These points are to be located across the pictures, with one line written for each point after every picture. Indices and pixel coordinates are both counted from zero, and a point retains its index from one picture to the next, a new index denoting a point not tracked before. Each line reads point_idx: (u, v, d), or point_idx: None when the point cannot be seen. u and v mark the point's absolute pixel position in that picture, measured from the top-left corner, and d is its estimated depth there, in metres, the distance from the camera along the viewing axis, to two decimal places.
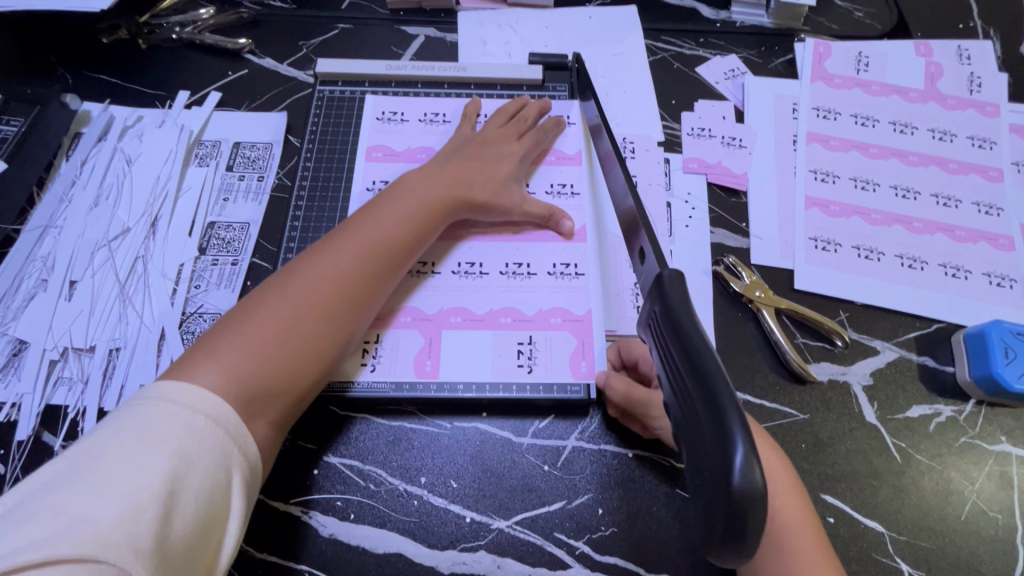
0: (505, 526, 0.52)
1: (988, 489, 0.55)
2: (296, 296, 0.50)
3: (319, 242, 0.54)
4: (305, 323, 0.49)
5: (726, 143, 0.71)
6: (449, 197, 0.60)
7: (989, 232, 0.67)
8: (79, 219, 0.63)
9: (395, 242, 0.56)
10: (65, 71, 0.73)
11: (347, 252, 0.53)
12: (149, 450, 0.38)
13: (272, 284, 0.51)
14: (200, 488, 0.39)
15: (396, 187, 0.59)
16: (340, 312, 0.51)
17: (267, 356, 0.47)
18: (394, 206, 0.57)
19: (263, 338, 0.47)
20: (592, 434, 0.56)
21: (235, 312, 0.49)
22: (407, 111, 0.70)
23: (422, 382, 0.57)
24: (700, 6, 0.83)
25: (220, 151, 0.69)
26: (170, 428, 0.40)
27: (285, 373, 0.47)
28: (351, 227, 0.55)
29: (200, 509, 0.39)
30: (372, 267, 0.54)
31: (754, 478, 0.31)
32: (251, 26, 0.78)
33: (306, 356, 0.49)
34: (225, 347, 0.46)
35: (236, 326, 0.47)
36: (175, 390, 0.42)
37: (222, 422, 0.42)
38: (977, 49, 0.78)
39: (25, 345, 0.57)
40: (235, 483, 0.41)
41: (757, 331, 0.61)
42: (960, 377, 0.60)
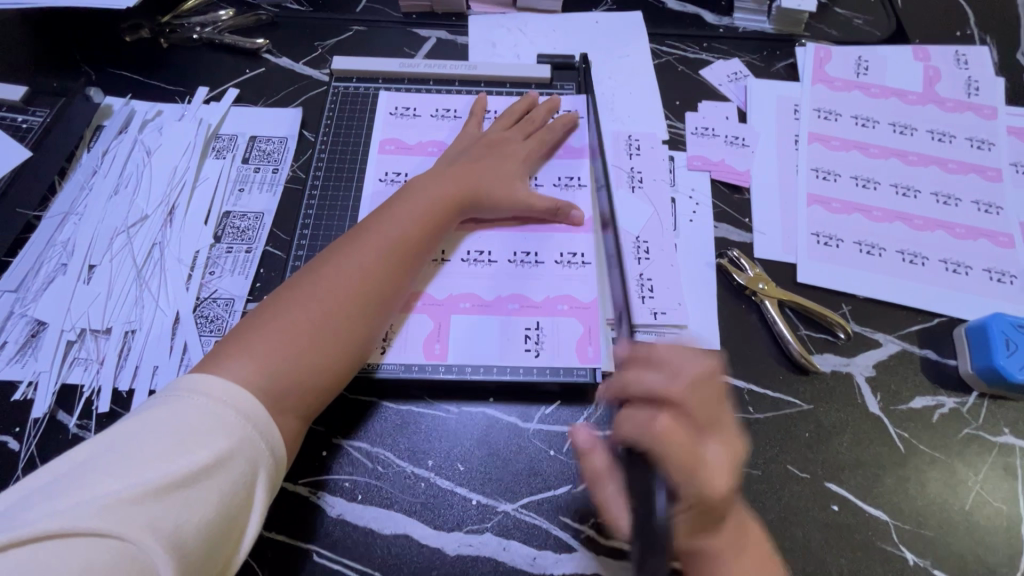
0: (511, 509, 0.53)
1: (992, 480, 0.56)
2: (323, 293, 0.51)
3: (338, 243, 0.56)
4: (330, 321, 0.50)
5: (729, 142, 0.73)
6: (458, 194, 0.61)
7: (988, 229, 0.68)
8: (100, 206, 0.65)
9: (412, 241, 0.57)
10: (89, 67, 0.76)
11: (369, 251, 0.55)
12: (180, 438, 0.40)
13: (297, 282, 0.53)
14: (225, 479, 0.40)
15: (408, 188, 0.61)
16: (365, 309, 0.53)
17: (297, 350, 0.48)
18: (409, 206, 0.59)
19: (294, 332, 0.49)
20: (597, 421, 0.57)
21: (262, 308, 0.51)
22: (419, 109, 0.72)
23: (428, 363, 0.57)
24: (703, 12, 0.85)
25: (236, 144, 0.71)
26: (201, 418, 0.41)
27: (315, 366, 0.49)
28: (370, 227, 0.57)
29: (223, 499, 0.39)
30: (394, 265, 0.55)
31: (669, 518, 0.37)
32: (269, 27, 0.81)
33: (334, 351, 0.50)
34: (257, 341, 0.48)
35: (265, 322, 0.49)
36: (205, 383, 0.43)
37: (250, 416, 0.43)
38: (974, 54, 0.80)
39: (43, 326, 0.59)
40: (259, 478, 0.42)
41: (762, 321, 0.62)
42: (962, 370, 0.60)
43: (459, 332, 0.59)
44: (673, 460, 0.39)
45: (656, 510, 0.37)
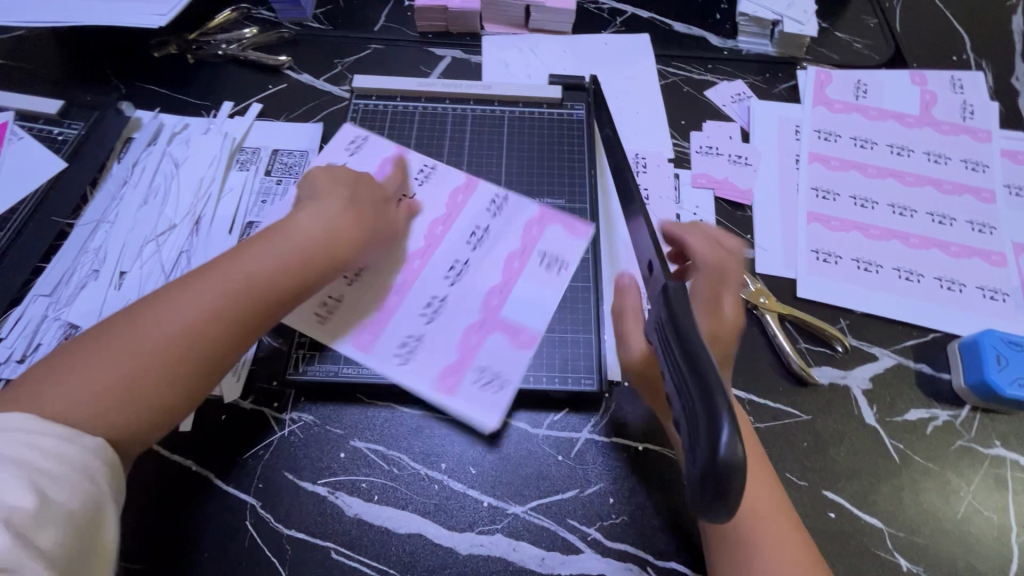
0: (520, 511, 0.55)
1: (983, 491, 0.58)
2: (140, 344, 0.44)
3: (185, 276, 0.49)
4: (149, 374, 0.44)
5: (732, 161, 0.76)
6: (345, 235, 0.54)
7: (982, 248, 0.70)
8: (130, 215, 0.68)
9: (275, 284, 0.50)
10: (119, 82, 0.79)
11: (211, 295, 0.47)
12: (3, 471, 0.37)
13: (113, 327, 0.45)
14: (72, 502, 0.38)
15: (285, 223, 0.53)
16: (199, 365, 0.46)
17: (95, 409, 0.42)
18: (277, 244, 0.51)
19: (83, 389, 0.42)
20: (604, 427, 0.59)
21: (59, 356, 0.44)
22: (370, 135, 0.72)
23: (445, 399, 0.57)
24: (708, 35, 0.88)
25: (259, 157, 0.74)
26: (20, 449, 0.38)
27: (117, 429, 0.43)
28: (221, 264, 0.49)
29: (74, 522, 0.38)
30: (243, 314, 0.48)
31: (739, 452, 0.31)
32: (291, 44, 0.84)
33: (150, 409, 0.44)
34: (46, 398, 0.41)
35: (60, 375, 0.43)
36: None
37: (71, 442, 0.40)
38: (969, 79, 0.83)
39: (75, 329, 0.61)
40: (102, 493, 0.41)
41: (763, 335, 0.65)
42: (955, 384, 0.62)
43: (478, 368, 0.58)
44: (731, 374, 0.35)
45: (721, 443, 0.31)
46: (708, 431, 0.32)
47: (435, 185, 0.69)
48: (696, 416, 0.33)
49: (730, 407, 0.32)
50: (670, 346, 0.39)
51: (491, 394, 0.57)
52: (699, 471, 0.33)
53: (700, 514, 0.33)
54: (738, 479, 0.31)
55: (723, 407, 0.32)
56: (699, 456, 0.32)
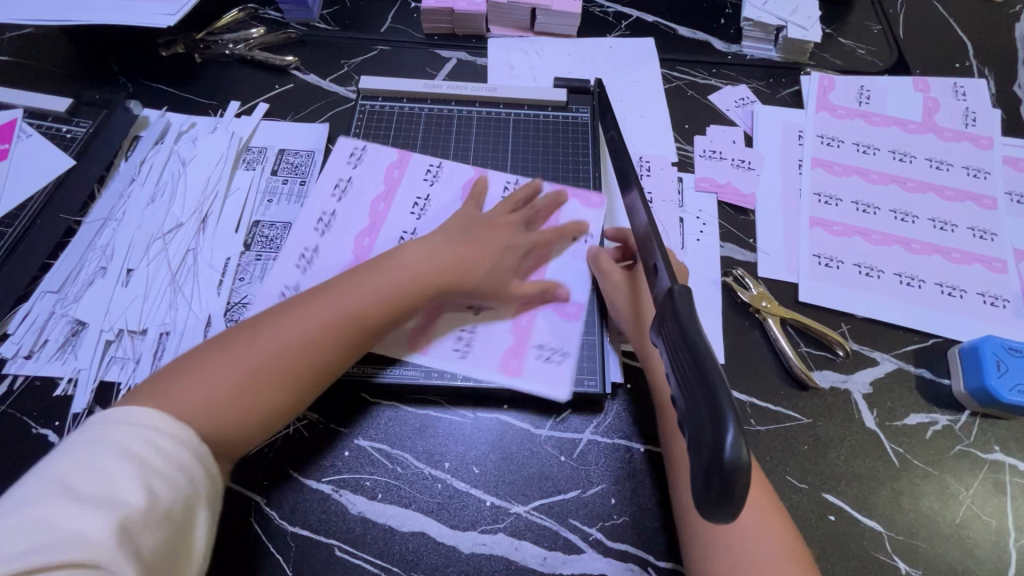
0: (523, 511, 0.55)
1: (982, 495, 0.58)
2: (253, 354, 0.50)
3: (300, 298, 0.55)
4: (259, 381, 0.49)
5: (735, 165, 0.76)
6: (443, 270, 0.58)
7: (983, 255, 0.71)
8: (137, 213, 0.69)
9: (377, 311, 0.55)
10: (127, 80, 0.80)
11: (321, 316, 0.53)
12: (127, 467, 0.40)
13: (238, 337, 0.51)
14: (172, 505, 0.41)
15: (392, 254, 0.59)
16: (299, 379, 0.51)
17: (210, 409, 0.47)
18: (384, 274, 0.57)
19: (205, 390, 0.47)
20: (606, 428, 0.60)
21: (193, 355, 0.50)
22: (368, 144, 0.73)
23: (511, 379, 0.58)
24: (713, 40, 0.89)
25: (266, 156, 0.74)
26: (139, 448, 0.42)
27: (222, 431, 0.47)
28: (335, 290, 0.55)
29: (171, 524, 0.41)
30: (343, 338, 0.53)
31: (743, 454, 0.31)
32: (298, 45, 0.85)
33: (252, 415, 0.48)
34: (173, 391, 0.47)
35: (191, 371, 0.48)
36: (118, 417, 0.43)
37: (186, 446, 0.44)
38: (972, 87, 0.83)
39: (82, 326, 0.62)
40: (199, 499, 0.43)
41: (764, 338, 0.65)
42: (955, 389, 0.63)
43: (534, 346, 0.60)
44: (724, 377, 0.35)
45: (725, 444, 0.31)
46: (714, 431, 0.32)
47: (445, 183, 0.71)
48: (701, 418, 0.34)
49: (734, 409, 0.33)
50: (675, 349, 0.39)
51: (553, 367, 0.59)
52: (702, 470, 0.33)
53: (704, 514, 0.33)
54: (743, 481, 0.31)
55: (728, 410, 0.32)
56: (704, 455, 0.33)
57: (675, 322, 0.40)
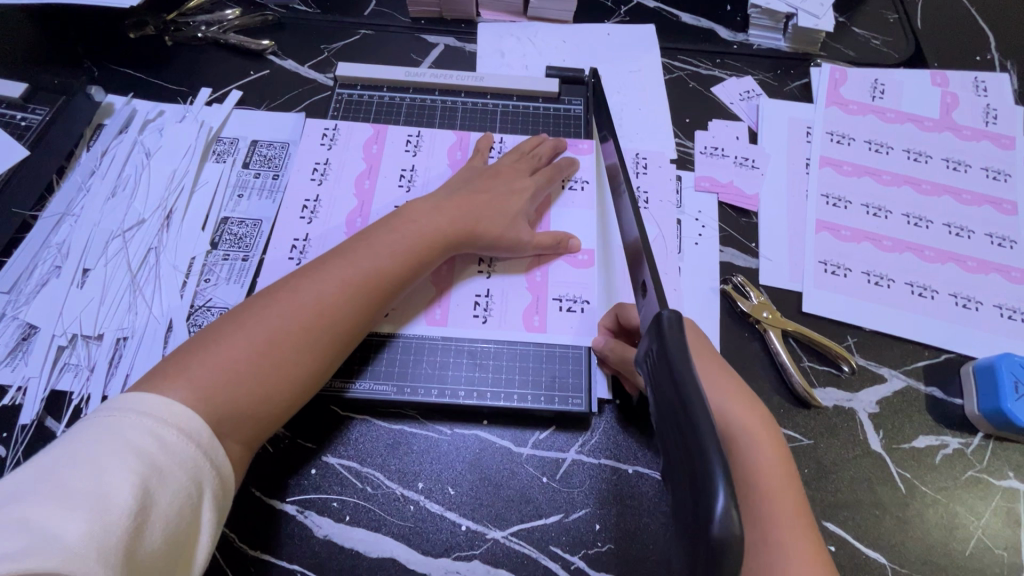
0: (500, 537, 0.52)
1: (994, 526, 0.54)
2: (275, 321, 0.48)
3: (309, 266, 0.53)
4: (282, 349, 0.47)
5: (738, 163, 0.71)
6: (451, 229, 0.58)
7: (1001, 264, 0.66)
8: (96, 207, 0.64)
9: (390, 273, 0.54)
10: (92, 64, 0.75)
11: (339, 279, 0.51)
12: (123, 462, 0.37)
13: (255, 306, 0.49)
14: (169, 506, 0.38)
15: (396, 217, 0.57)
16: (323, 344, 0.49)
17: (241, 376, 0.45)
18: (395, 237, 0.55)
19: (232, 360, 0.45)
20: (593, 448, 0.56)
21: (210, 330, 0.48)
22: (338, 123, 0.69)
23: (536, 335, 0.59)
24: (718, 27, 0.83)
25: (237, 148, 0.70)
26: (138, 443, 0.38)
27: (254, 398, 0.45)
28: (346, 254, 0.54)
29: (168, 529, 0.37)
30: (361, 300, 0.52)
31: (735, 526, 0.28)
32: (275, 28, 0.80)
33: (282, 383, 0.47)
34: (196, 365, 0.44)
35: (211, 345, 0.46)
36: (133, 402, 0.40)
37: (195, 438, 0.41)
38: (994, 81, 0.78)
39: (34, 330, 0.58)
40: (204, 500, 0.40)
41: (764, 352, 0.61)
42: (968, 409, 0.59)
43: (555, 299, 0.61)
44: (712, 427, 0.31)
45: (714, 512, 0.28)
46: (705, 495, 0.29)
47: (429, 151, 0.68)
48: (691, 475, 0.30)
49: (726, 471, 0.29)
50: (661, 382, 0.36)
51: (579, 316, 0.60)
52: (694, 532, 0.29)
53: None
54: (734, 554, 0.27)
55: (718, 467, 0.29)
56: (694, 522, 0.29)
57: (662, 355, 0.37)
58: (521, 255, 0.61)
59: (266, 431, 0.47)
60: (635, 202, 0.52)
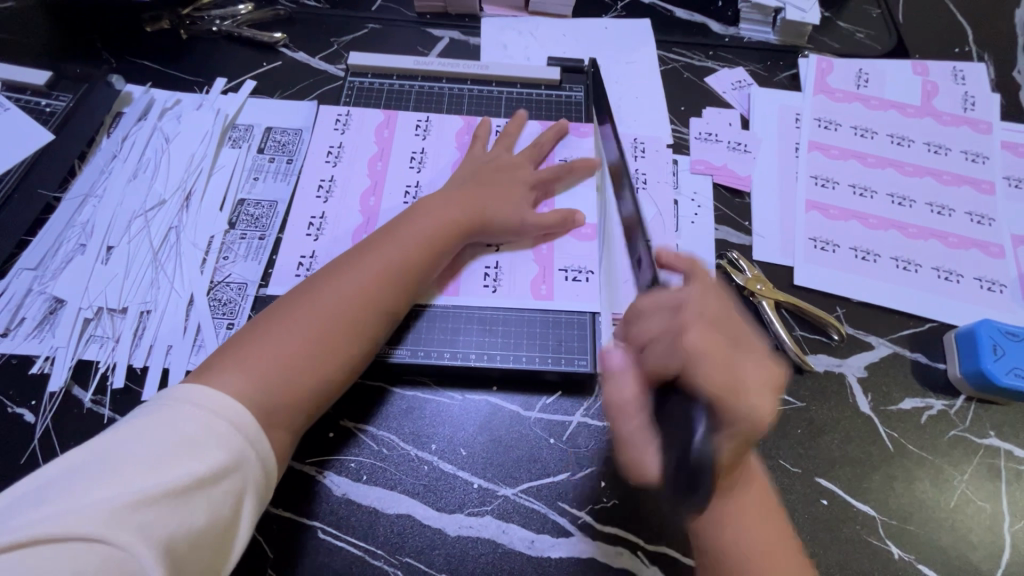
0: (511, 494, 0.54)
1: (976, 480, 0.57)
2: (317, 315, 0.51)
3: (342, 261, 0.56)
4: (325, 342, 0.50)
5: (731, 148, 0.75)
6: (466, 218, 0.61)
7: (981, 240, 0.70)
8: (118, 189, 0.67)
9: (416, 265, 0.57)
10: (110, 55, 0.78)
11: (371, 273, 0.54)
12: (171, 447, 0.40)
13: (297, 300, 0.52)
14: (216, 492, 0.40)
15: (417, 209, 0.60)
16: (361, 335, 0.52)
17: (289, 369, 0.48)
18: (418, 229, 0.58)
19: (279, 353, 0.48)
20: (597, 411, 0.58)
21: (254, 325, 0.50)
22: (350, 110, 0.72)
23: (543, 302, 0.62)
24: (710, 21, 0.87)
25: (252, 134, 0.73)
26: (186, 429, 0.41)
27: (300, 386, 0.48)
28: (375, 247, 0.56)
29: (210, 511, 0.40)
30: (392, 293, 0.55)
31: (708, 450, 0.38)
32: (287, 22, 0.83)
33: (325, 372, 0.50)
34: (247, 358, 0.47)
35: (258, 337, 0.49)
36: (188, 391, 0.43)
37: (242, 427, 0.43)
38: (972, 71, 0.82)
39: (61, 304, 0.60)
40: (248, 487, 0.42)
41: (758, 321, 0.64)
42: (950, 373, 0.62)
43: (560, 269, 0.64)
44: (720, 379, 0.42)
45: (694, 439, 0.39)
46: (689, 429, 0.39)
47: (438, 135, 0.72)
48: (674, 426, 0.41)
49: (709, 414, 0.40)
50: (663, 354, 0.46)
51: (582, 286, 0.63)
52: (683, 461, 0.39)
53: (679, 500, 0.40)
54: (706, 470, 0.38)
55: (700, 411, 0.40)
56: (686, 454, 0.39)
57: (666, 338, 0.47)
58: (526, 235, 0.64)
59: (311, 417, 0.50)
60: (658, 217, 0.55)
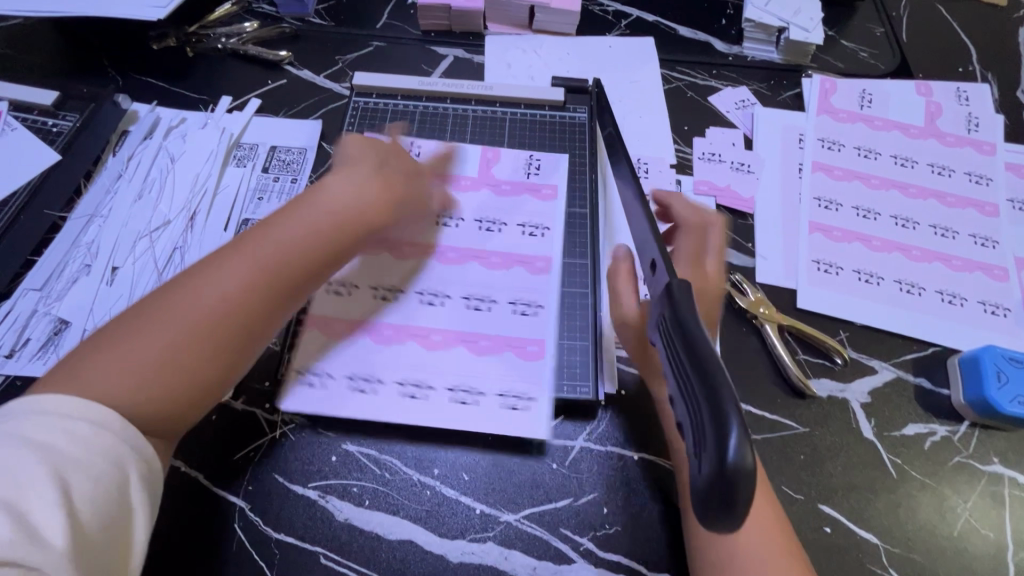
0: (513, 520, 0.54)
1: (980, 508, 0.57)
2: (178, 314, 0.47)
3: (218, 252, 0.51)
4: (185, 342, 0.46)
5: (735, 168, 0.75)
6: (374, 211, 0.57)
7: (985, 263, 0.70)
8: (124, 209, 0.67)
9: (303, 257, 0.52)
10: (117, 73, 0.78)
11: (244, 266, 0.49)
12: (36, 458, 0.38)
13: (158, 299, 0.48)
14: (85, 482, 0.39)
15: (313, 195, 0.56)
16: (232, 337, 0.48)
17: (140, 376, 0.44)
18: (305, 218, 0.54)
19: (132, 358, 0.45)
20: (600, 436, 0.58)
21: (109, 330, 0.47)
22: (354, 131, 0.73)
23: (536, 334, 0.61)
24: (713, 40, 0.87)
25: (257, 153, 0.73)
26: (53, 438, 0.40)
27: (161, 391, 0.45)
28: (255, 238, 0.52)
29: (99, 509, 0.40)
30: (267, 285, 0.50)
31: (748, 459, 0.28)
32: (292, 40, 0.83)
33: (190, 375, 0.46)
34: (92, 367, 0.44)
35: (104, 348, 0.45)
36: (50, 405, 0.41)
37: (109, 429, 0.42)
38: (976, 91, 0.82)
39: (65, 325, 0.60)
40: (131, 479, 0.42)
41: (762, 346, 0.64)
42: (954, 399, 0.62)
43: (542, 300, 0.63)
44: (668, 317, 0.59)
45: (729, 450, 0.28)
46: (716, 442, 0.29)
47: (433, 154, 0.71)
48: (701, 428, 0.31)
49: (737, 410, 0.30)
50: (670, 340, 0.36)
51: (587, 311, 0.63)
52: (712, 486, 0.29)
53: (703, 523, 0.31)
54: (747, 486, 0.28)
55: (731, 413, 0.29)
56: (713, 471, 0.29)
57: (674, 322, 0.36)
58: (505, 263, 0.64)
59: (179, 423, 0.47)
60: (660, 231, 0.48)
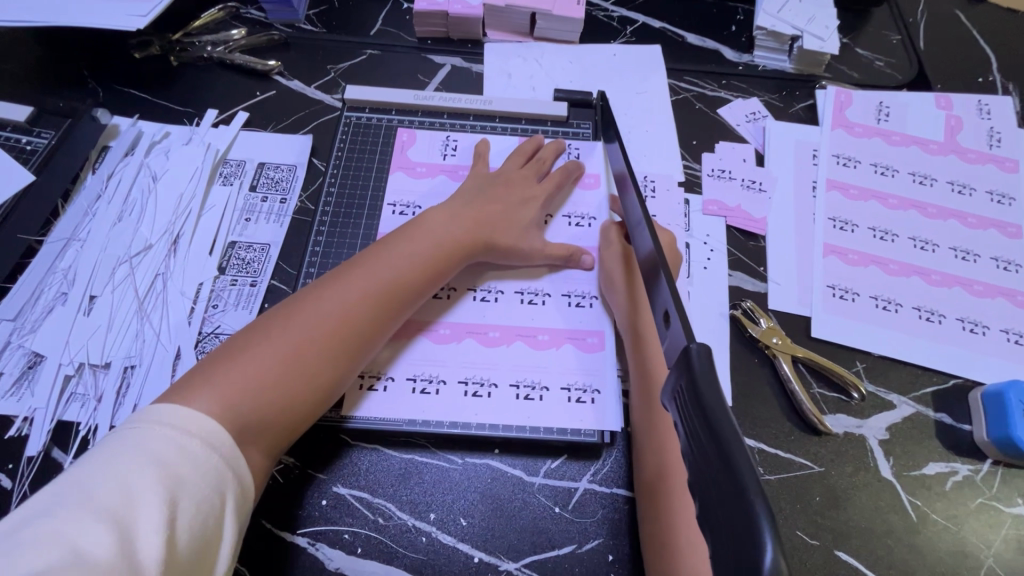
0: (513, 569, 0.51)
1: (1005, 554, 0.54)
2: (303, 329, 0.49)
3: (330, 275, 0.55)
4: (307, 356, 0.49)
5: (746, 186, 0.71)
6: (469, 238, 0.60)
7: (1008, 288, 0.67)
8: (104, 232, 0.64)
9: (408, 285, 0.55)
10: (97, 84, 0.75)
11: (359, 289, 0.53)
12: (151, 470, 0.38)
13: (284, 313, 0.51)
14: (189, 510, 0.38)
15: (414, 226, 0.59)
16: (344, 356, 0.51)
17: (267, 387, 0.46)
18: (410, 246, 0.57)
19: (257, 368, 0.46)
20: (605, 477, 0.55)
21: (236, 340, 0.49)
22: (345, 149, 0.70)
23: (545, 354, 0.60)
24: (723, 48, 0.84)
25: (244, 170, 0.69)
26: (163, 451, 0.39)
27: (282, 404, 0.47)
28: (365, 263, 0.55)
29: (195, 534, 0.38)
30: (378, 309, 0.53)
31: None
32: (282, 47, 0.79)
33: (306, 391, 0.48)
34: (221, 374, 0.46)
35: (233, 354, 0.47)
36: (168, 414, 0.42)
37: (214, 445, 0.42)
38: (997, 104, 0.78)
39: (40, 359, 0.57)
40: (227, 508, 0.41)
41: (775, 378, 0.61)
42: (976, 436, 0.59)
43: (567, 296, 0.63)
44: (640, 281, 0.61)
45: (763, 565, 0.26)
46: (746, 551, 0.26)
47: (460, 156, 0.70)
48: (724, 523, 0.28)
49: (770, 516, 0.27)
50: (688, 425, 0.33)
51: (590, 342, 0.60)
52: None
53: None
54: None
55: (764, 520, 0.27)
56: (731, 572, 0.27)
57: (692, 395, 0.34)
58: (535, 264, 0.64)
59: (285, 441, 0.48)
60: (650, 218, 0.51)
